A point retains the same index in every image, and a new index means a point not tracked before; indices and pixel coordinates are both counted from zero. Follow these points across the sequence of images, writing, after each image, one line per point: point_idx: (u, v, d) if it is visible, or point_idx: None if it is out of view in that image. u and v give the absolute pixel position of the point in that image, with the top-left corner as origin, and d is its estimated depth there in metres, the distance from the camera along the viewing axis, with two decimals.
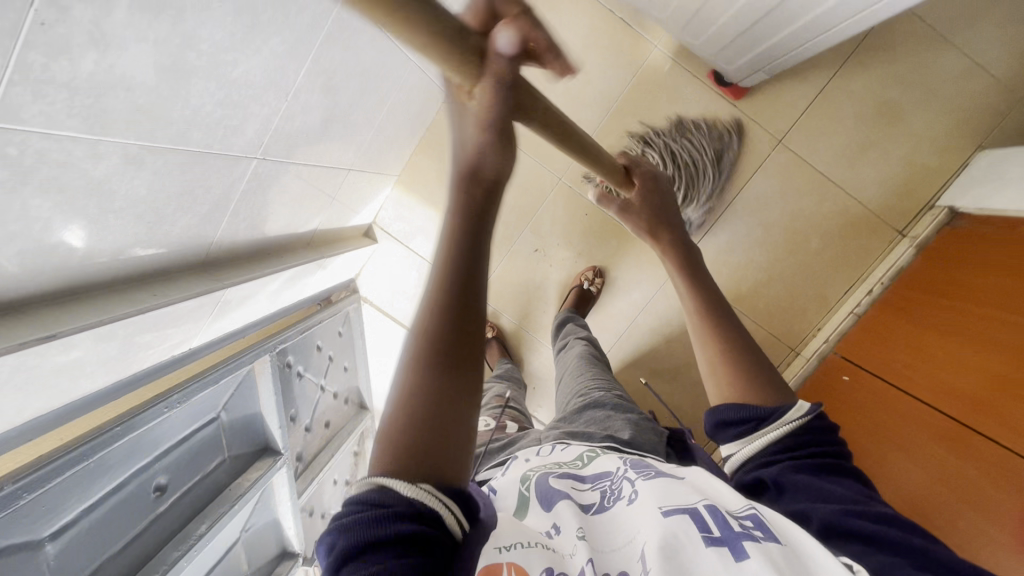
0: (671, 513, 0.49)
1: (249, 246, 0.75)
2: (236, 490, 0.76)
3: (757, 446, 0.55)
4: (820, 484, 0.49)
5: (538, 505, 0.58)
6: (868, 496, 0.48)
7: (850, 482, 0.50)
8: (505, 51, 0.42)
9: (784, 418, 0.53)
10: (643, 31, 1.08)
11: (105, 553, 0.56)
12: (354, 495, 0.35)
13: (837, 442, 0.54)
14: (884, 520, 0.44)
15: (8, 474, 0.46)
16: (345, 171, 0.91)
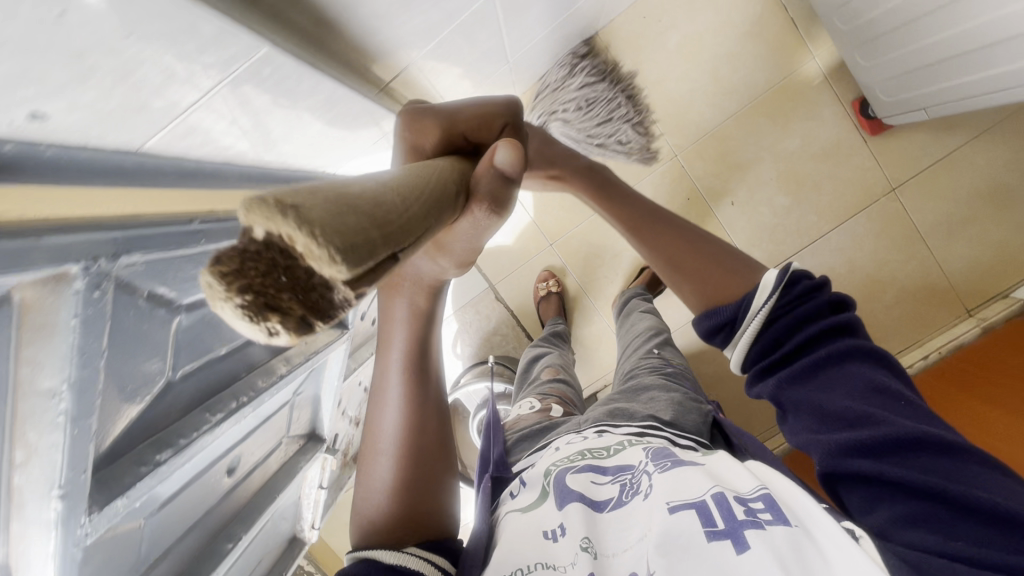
0: (677, 509, 0.46)
1: (414, 95, 0.68)
2: (307, 346, 0.68)
3: (742, 352, 0.54)
4: (819, 401, 0.48)
5: (552, 499, 0.54)
6: (876, 394, 0.46)
7: (850, 373, 0.48)
8: (500, 165, 0.31)
9: (756, 306, 0.52)
10: (808, 39, 1.07)
11: (209, 353, 0.48)
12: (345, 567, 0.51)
13: (818, 317, 0.52)
14: (889, 445, 0.42)
15: (201, 211, 0.40)
16: (504, 64, 0.85)
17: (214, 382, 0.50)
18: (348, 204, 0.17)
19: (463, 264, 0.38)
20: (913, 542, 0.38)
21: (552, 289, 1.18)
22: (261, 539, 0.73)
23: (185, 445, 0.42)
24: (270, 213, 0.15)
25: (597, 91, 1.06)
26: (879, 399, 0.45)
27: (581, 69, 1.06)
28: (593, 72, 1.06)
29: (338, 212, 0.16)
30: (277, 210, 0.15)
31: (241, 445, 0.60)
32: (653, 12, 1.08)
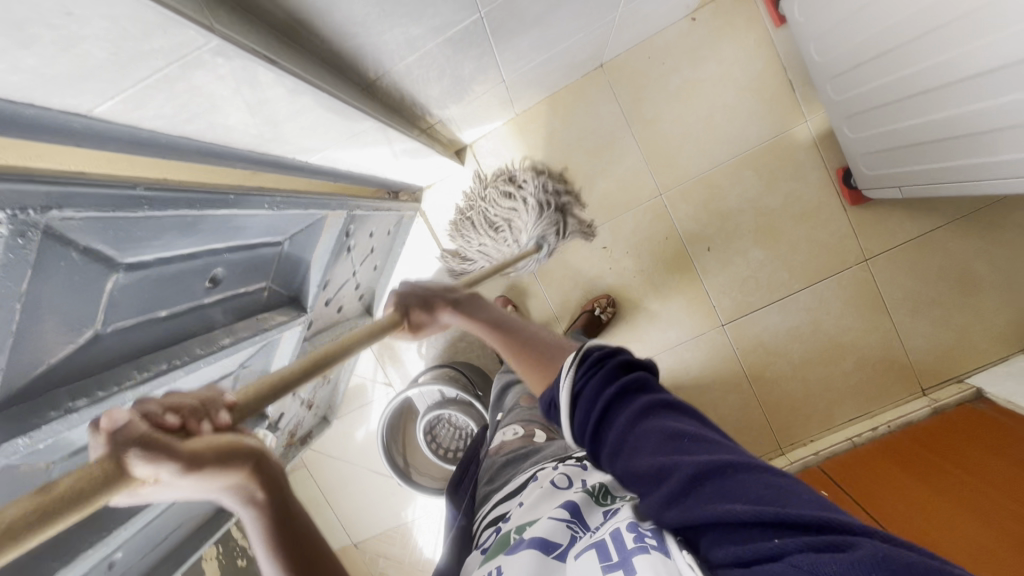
0: (582, 553, 0.39)
1: (400, 99, 0.70)
2: (259, 322, 0.69)
3: (569, 431, 0.49)
4: (631, 465, 0.41)
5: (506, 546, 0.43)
6: (675, 439, 0.41)
7: (651, 425, 0.43)
8: (114, 433, 0.29)
9: (563, 385, 0.50)
10: (803, 103, 1.10)
11: (148, 314, 0.50)
12: None
13: (605, 382, 0.48)
14: (691, 488, 0.37)
15: (148, 178, 0.42)
16: (501, 80, 0.87)
17: (149, 343, 0.51)
18: None
19: (189, 467, 0.29)
20: (717, 560, 0.33)
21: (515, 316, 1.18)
22: (185, 504, 0.74)
23: (104, 396, 0.43)
24: None
25: (489, 212, 1.10)
26: (678, 444, 0.40)
27: (472, 217, 1.13)
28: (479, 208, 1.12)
29: None
30: None
31: None
32: (658, 54, 1.12)
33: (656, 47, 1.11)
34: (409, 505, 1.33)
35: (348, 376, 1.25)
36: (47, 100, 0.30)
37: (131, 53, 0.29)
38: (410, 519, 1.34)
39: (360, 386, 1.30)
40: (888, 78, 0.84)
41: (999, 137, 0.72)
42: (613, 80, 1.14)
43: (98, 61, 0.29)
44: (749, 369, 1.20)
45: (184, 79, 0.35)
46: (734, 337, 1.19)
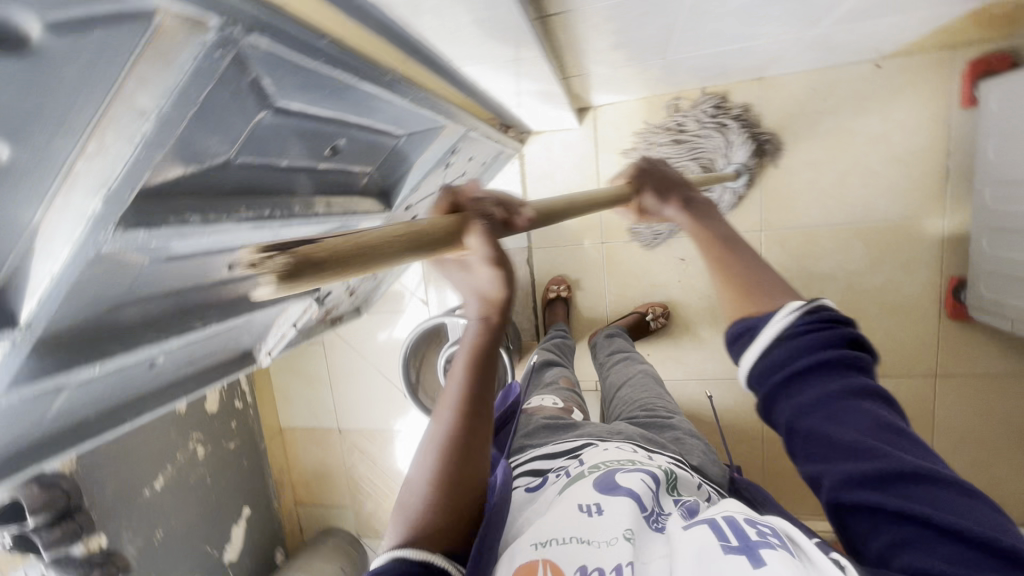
0: (692, 525, 0.39)
1: (565, 39, 0.67)
2: (350, 204, 0.70)
3: (745, 374, 0.46)
4: (830, 432, 0.39)
5: (591, 485, 0.45)
6: (886, 429, 0.38)
7: (868, 405, 0.39)
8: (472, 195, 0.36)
9: (773, 322, 0.43)
10: (950, 197, 1.01)
11: (271, 159, 0.51)
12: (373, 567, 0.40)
13: (831, 339, 0.41)
14: (895, 481, 0.36)
15: (330, 29, 0.41)
16: (663, 58, 0.83)
17: (261, 185, 0.53)
18: (342, 247, 0.24)
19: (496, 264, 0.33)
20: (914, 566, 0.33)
21: (561, 294, 1.20)
22: (223, 337, 0.79)
23: (213, 219, 0.46)
24: (263, 261, 0.22)
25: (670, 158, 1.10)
26: (891, 437, 0.38)
27: (644, 142, 1.12)
28: (659, 133, 1.10)
29: (328, 250, 0.23)
30: (272, 247, 0.22)
31: None
32: (824, 88, 1.03)
33: (825, 80, 1.03)
34: (400, 417, 1.38)
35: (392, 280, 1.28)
36: None
37: None
38: (395, 429, 1.39)
39: (399, 293, 1.33)
40: None
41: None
42: (765, 96, 1.06)
43: None
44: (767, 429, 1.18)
45: None
46: None
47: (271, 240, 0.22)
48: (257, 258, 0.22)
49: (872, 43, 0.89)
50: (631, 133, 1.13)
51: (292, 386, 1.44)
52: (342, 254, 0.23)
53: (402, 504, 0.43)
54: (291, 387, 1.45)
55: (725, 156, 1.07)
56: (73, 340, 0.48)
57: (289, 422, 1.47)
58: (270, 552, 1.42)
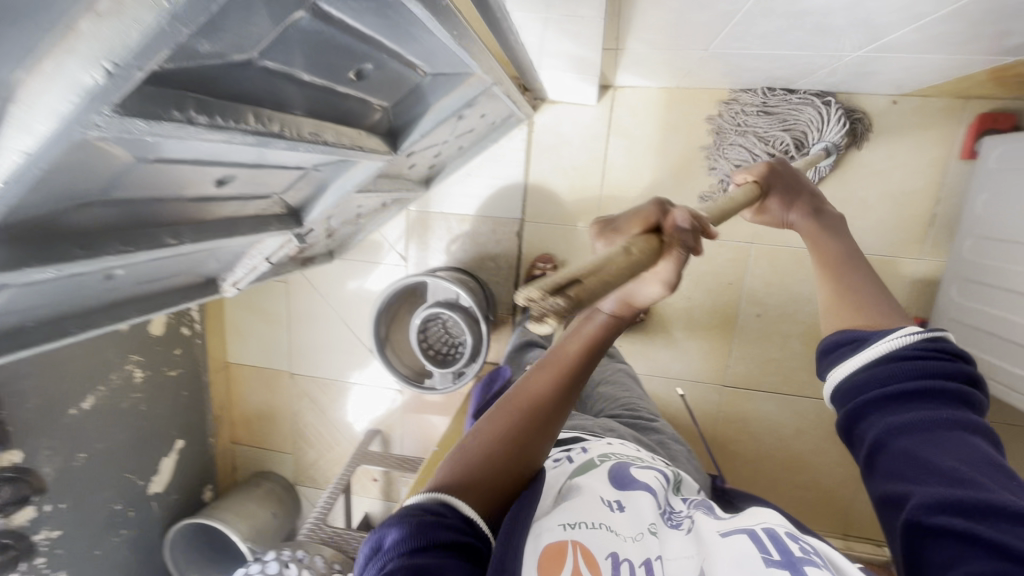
0: (728, 535, 0.43)
1: (619, 7, 0.63)
2: (358, 138, 0.63)
3: (840, 384, 0.46)
4: (920, 454, 0.39)
5: (608, 478, 0.49)
6: (985, 465, 0.37)
7: (967, 437, 0.39)
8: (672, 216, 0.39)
9: (886, 336, 0.44)
10: (930, 243, 1.06)
11: (295, 70, 0.45)
12: (418, 506, 0.38)
13: (943, 370, 0.42)
14: (994, 513, 0.34)
15: None
16: (703, 50, 0.80)
17: (275, 99, 0.47)
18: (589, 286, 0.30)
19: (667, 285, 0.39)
20: None
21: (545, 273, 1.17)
22: (189, 259, 0.71)
23: (221, 126, 0.40)
24: (541, 297, 0.28)
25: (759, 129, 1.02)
26: (994, 475, 0.36)
27: (728, 113, 1.05)
28: (749, 104, 1.03)
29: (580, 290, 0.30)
30: (551, 287, 0.29)
31: (243, 168, 0.57)
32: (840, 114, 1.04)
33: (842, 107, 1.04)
34: (358, 370, 1.34)
35: (374, 228, 1.21)
36: None
37: None
38: (350, 382, 1.35)
39: (377, 243, 1.26)
40: None
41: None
42: None
43: None
44: (719, 433, 1.22)
45: None
46: (725, 400, 1.20)
47: (542, 279, 0.29)
48: (538, 297, 0.28)
49: (900, 78, 0.89)
50: (715, 105, 1.07)
51: (246, 321, 1.36)
52: (589, 292, 0.30)
53: (460, 452, 0.42)
54: (245, 322, 1.36)
55: (818, 132, 0.99)
56: (29, 233, 0.41)
57: (237, 358, 1.39)
58: (198, 489, 1.36)
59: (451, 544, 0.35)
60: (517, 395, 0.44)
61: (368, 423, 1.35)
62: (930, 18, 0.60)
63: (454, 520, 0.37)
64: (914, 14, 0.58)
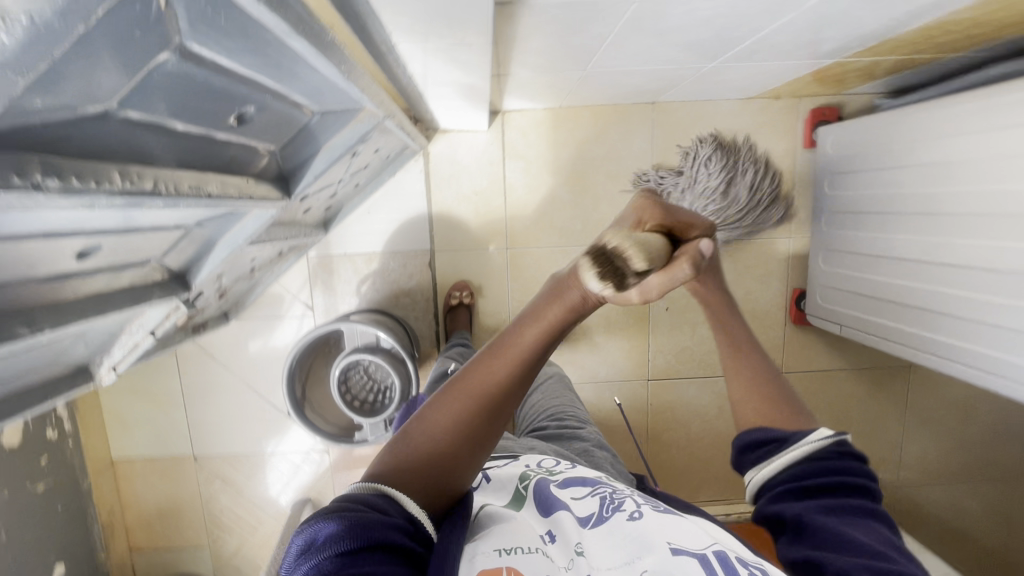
0: (680, 552, 0.42)
1: (502, 34, 0.65)
2: (245, 186, 0.57)
3: (766, 473, 0.50)
4: (842, 531, 0.42)
5: (534, 508, 0.52)
6: (893, 547, 0.41)
7: (875, 526, 0.43)
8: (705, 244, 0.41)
9: (801, 440, 0.48)
10: (794, 222, 1.21)
11: (164, 119, 0.40)
12: (357, 498, 0.35)
13: (857, 473, 0.47)
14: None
15: None
16: (586, 70, 0.85)
17: (146, 154, 0.41)
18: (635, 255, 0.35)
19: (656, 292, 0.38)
20: None
21: (464, 300, 1.16)
22: (48, 348, 0.61)
23: (79, 189, 0.34)
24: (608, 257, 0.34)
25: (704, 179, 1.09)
26: (898, 555, 0.40)
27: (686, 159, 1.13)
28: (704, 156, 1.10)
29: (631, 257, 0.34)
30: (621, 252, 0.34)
31: (110, 236, 0.50)
32: (705, 119, 1.16)
33: (706, 112, 1.16)
34: (276, 438, 1.21)
35: (271, 280, 1.12)
36: None
37: None
38: (268, 452, 1.22)
39: (278, 296, 1.17)
40: (881, 235, 0.95)
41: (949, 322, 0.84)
42: (657, 119, 1.16)
43: None
44: (652, 427, 1.27)
45: None
46: (652, 394, 1.26)
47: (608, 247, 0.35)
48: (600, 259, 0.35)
49: (749, 84, 1.02)
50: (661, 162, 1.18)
51: (129, 408, 1.18)
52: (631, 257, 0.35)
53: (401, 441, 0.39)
54: (129, 409, 1.18)
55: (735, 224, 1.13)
56: None
57: (123, 453, 1.20)
58: None
59: (399, 545, 0.33)
60: (466, 382, 0.40)
61: (295, 493, 1.23)
62: (768, 29, 0.68)
63: (399, 520, 0.35)
64: (754, 27, 0.66)
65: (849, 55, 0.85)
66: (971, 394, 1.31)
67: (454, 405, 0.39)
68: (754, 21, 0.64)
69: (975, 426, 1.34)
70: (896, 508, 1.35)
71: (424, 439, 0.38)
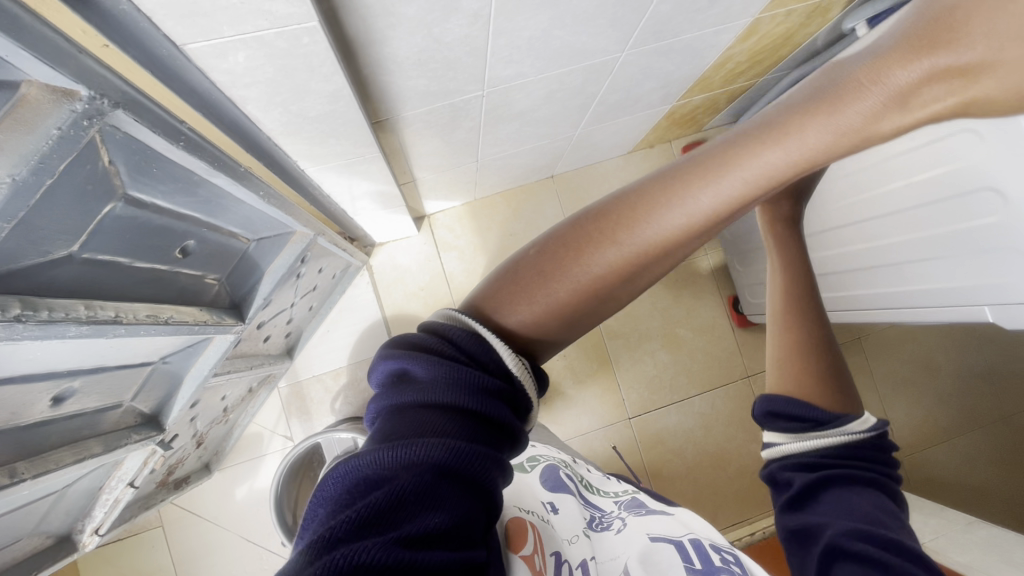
0: (657, 540, 0.52)
1: (394, 146, 0.80)
2: (199, 313, 0.66)
3: (788, 443, 0.49)
4: (849, 502, 0.43)
5: (543, 484, 0.61)
6: (892, 518, 0.43)
7: (880, 497, 0.45)
8: None
9: (841, 427, 0.47)
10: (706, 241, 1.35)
11: (120, 258, 0.50)
12: (460, 343, 0.33)
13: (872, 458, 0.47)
14: (909, 556, 0.38)
15: (190, 121, 0.46)
16: (475, 161, 1.01)
17: (105, 289, 0.50)
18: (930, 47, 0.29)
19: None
20: None
21: None
22: (32, 510, 0.64)
23: (50, 319, 0.42)
24: None
25: None
26: (898, 524, 0.42)
27: None
28: None
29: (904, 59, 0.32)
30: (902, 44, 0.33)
31: (83, 377, 0.56)
32: (600, 179, 1.35)
33: (599, 172, 1.35)
34: None
35: (247, 420, 1.16)
36: (162, 22, 0.36)
37: (253, 6, 0.36)
38: None
39: (257, 435, 1.20)
40: None
41: (846, 277, 0.95)
42: (560, 189, 1.34)
43: (188, 10, 0.35)
44: (651, 463, 1.28)
45: (254, 55, 0.42)
46: (639, 431, 1.29)
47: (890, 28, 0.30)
48: None
49: (620, 141, 1.22)
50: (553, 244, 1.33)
51: None
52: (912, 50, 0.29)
53: (554, 248, 0.33)
54: None
55: None
56: None
57: None
58: None
59: (490, 417, 0.31)
60: (645, 212, 0.32)
61: None
62: (601, 92, 0.86)
63: (495, 384, 0.32)
64: (587, 92, 0.84)
65: (681, 98, 1.05)
66: (924, 348, 1.40)
67: (576, 274, 0.32)
68: (584, 88, 0.82)
69: (943, 377, 1.40)
70: (912, 477, 1.34)
71: (521, 311, 0.33)
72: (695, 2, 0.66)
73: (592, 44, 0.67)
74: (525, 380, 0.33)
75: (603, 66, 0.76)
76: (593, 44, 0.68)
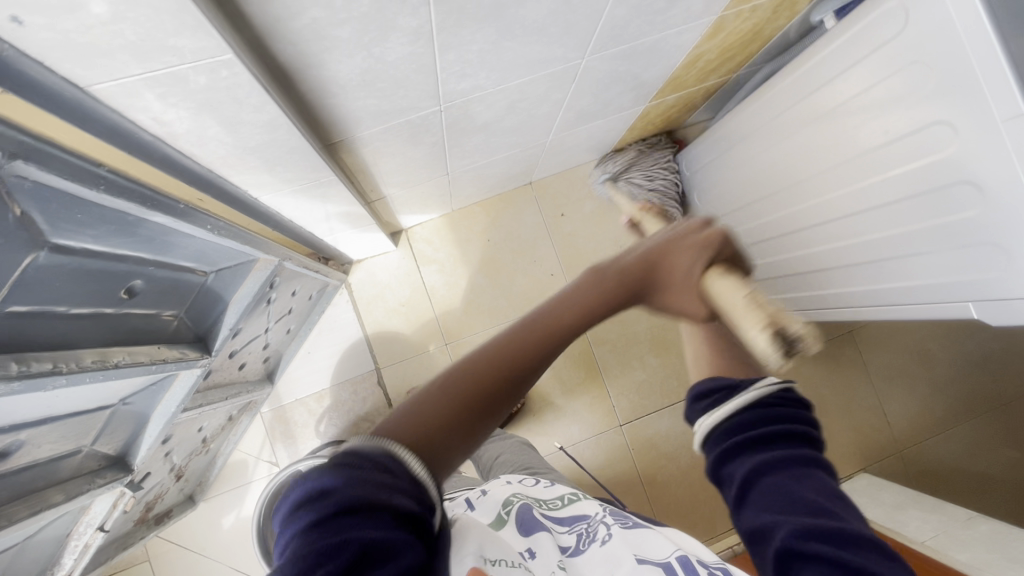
0: (644, 563, 0.46)
1: (354, 166, 0.77)
2: (157, 351, 0.63)
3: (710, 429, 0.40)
4: (780, 482, 0.35)
5: (514, 527, 0.54)
6: (829, 489, 0.35)
7: (815, 456, 0.36)
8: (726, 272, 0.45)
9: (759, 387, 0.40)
10: None
11: (52, 305, 0.47)
12: (357, 448, 0.29)
13: (801, 417, 0.38)
14: (858, 546, 0.31)
15: (113, 161, 0.44)
16: (443, 174, 0.99)
17: (43, 339, 0.48)
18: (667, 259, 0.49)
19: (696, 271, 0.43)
20: None
21: None
22: None
23: None
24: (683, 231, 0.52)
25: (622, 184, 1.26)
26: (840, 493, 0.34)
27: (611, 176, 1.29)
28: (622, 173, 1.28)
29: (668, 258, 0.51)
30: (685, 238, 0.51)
31: (31, 429, 0.54)
32: (579, 183, 1.33)
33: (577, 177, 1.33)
34: None
35: (230, 448, 1.14)
36: (58, 64, 0.33)
37: (156, 43, 0.34)
38: None
39: (241, 463, 1.17)
40: (751, 225, 1.07)
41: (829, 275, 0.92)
42: (539, 196, 1.32)
43: (80, 50, 0.32)
44: (644, 470, 1.25)
45: (172, 90, 0.39)
46: (630, 438, 1.27)
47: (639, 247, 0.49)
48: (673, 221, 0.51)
49: (595, 144, 1.19)
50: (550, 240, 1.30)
51: None
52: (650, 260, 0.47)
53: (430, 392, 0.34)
54: None
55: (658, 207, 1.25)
56: None
57: None
58: None
59: (403, 511, 0.27)
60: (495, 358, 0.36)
61: None
62: (569, 97, 0.84)
63: (401, 479, 0.29)
64: (553, 99, 0.81)
65: (654, 98, 1.03)
66: (919, 337, 1.37)
67: (448, 403, 0.33)
68: (549, 95, 0.79)
69: (941, 366, 1.37)
70: (913, 471, 1.32)
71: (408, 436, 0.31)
72: (652, 4, 0.64)
73: (548, 52, 0.65)
74: (431, 479, 0.30)
75: (565, 73, 0.74)
76: (549, 52, 0.65)
